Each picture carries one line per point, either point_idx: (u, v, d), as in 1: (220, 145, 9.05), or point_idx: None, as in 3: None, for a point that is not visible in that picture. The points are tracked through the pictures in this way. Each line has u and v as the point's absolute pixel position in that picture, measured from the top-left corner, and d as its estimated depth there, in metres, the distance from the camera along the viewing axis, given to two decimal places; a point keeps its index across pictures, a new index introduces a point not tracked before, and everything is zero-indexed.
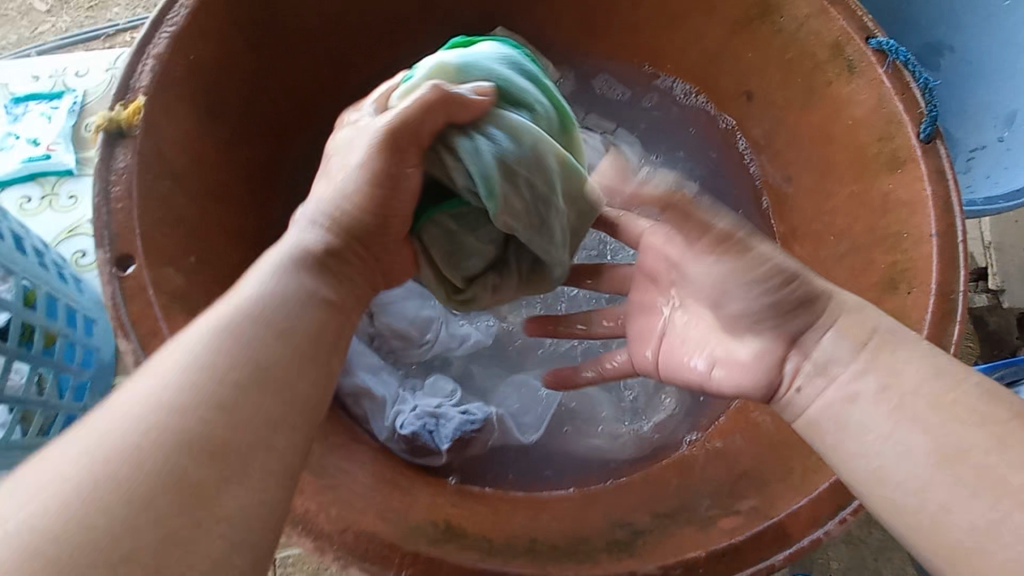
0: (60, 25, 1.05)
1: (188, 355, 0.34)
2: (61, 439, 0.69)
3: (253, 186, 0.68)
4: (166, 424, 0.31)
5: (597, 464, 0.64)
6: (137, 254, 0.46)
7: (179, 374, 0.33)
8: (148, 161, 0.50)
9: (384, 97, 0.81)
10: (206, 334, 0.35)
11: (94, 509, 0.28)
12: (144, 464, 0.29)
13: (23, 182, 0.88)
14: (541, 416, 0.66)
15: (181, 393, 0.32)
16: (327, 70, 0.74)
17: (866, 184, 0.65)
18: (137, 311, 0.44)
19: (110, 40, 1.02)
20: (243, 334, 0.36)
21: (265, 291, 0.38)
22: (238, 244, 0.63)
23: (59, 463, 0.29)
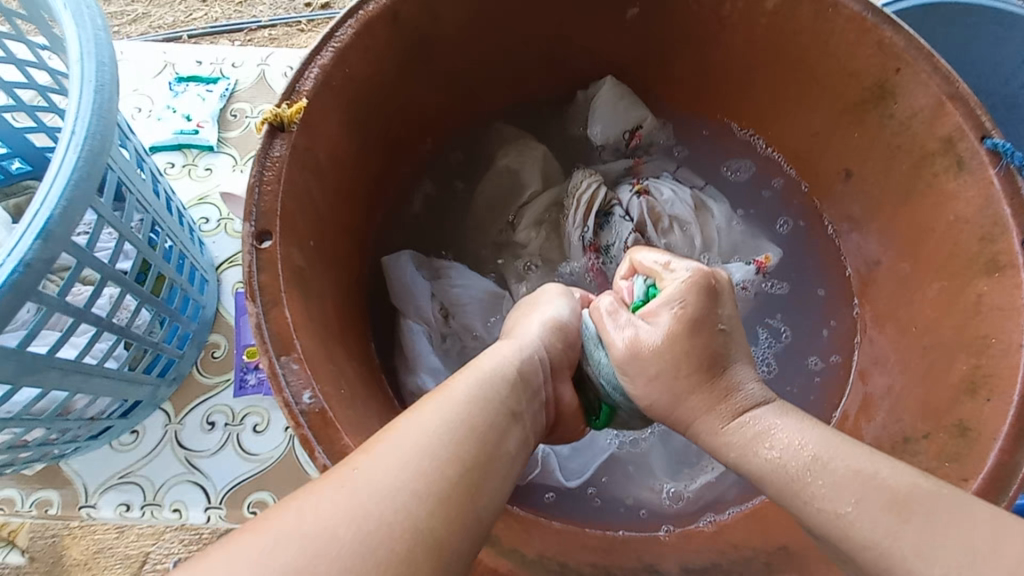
0: (212, 15, 1.19)
1: (438, 427, 0.39)
2: (158, 379, 0.77)
3: (369, 187, 0.75)
4: (425, 477, 0.36)
5: (635, 516, 0.65)
6: (274, 232, 0.53)
7: (392, 457, 0.37)
8: (297, 152, 0.58)
9: (497, 122, 0.88)
10: (433, 424, 0.40)
11: (348, 531, 0.32)
12: (403, 516, 0.34)
13: (171, 150, 1.01)
14: (586, 458, 0.69)
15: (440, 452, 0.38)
16: (450, 94, 0.81)
17: (959, 284, 0.64)
18: (266, 281, 0.51)
19: (249, 34, 1.16)
20: (470, 431, 0.40)
21: (482, 390, 0.44)
22: (348, 237, 0.70)
23: (333, 496, 0.34)
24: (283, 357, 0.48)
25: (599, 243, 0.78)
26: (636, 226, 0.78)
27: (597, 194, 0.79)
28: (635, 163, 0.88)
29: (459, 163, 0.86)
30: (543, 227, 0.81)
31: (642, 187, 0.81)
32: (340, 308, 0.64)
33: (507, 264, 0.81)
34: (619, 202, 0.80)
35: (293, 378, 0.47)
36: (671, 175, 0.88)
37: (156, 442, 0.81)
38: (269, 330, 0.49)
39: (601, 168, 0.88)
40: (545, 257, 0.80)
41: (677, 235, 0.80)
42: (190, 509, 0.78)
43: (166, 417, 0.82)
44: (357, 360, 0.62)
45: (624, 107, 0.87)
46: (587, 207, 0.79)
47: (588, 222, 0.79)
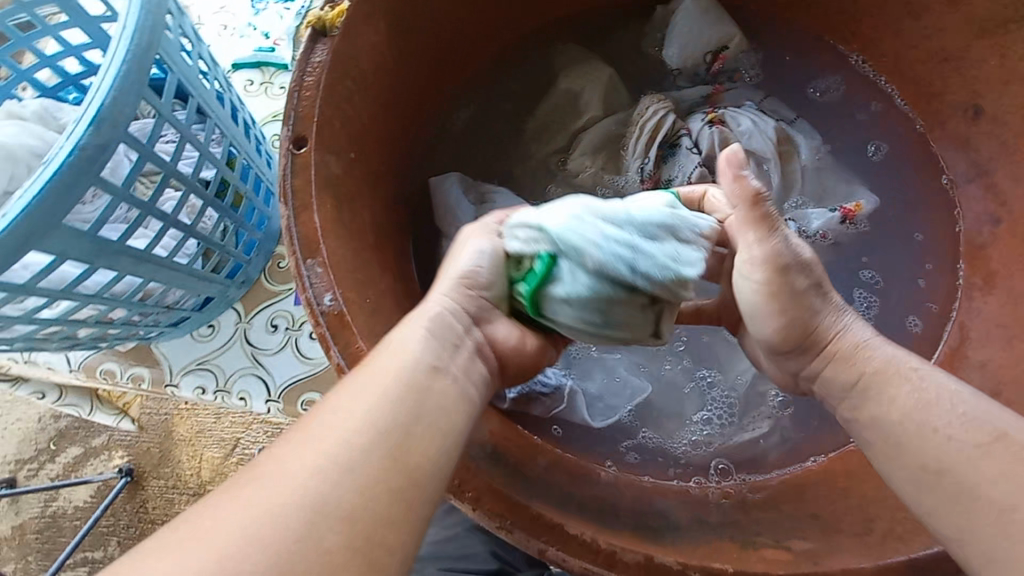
0: None
1: (350, 408, 0.39)
2: (227, 280, 0.83)
3: (420, 105, 0.74)
4: (339, 465, 0.36)
5: (664, 463, 0.63)
6: (309, 138, 0.54)
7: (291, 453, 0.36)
8: (337, 59, 0.58)
9: (561, 40, 0.82)
10: (340, 410, 0.39)
11: (270, 542, 0.32)
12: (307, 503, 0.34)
13: (250, 67, 1.05)
14: (619, 399, 0.66)
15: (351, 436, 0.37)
16: (510, 7, 0.76)
17: None
18: (299, 185, 0.52)
19: None
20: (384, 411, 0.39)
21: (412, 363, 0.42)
22: (393, 154, 0.70)
23: (253, 492, 0.34)
24: (308, 259, 0.50)
25: (659, 176, 0.72)
26: (704, 160, 0.70)
27: (664, 122, 0.72)
28: (714, 90, 0.78)
29: (518, 84, 0.82)
30: (598, 156, 0.75)
31: (717, 116, 0.72)
32: (379, 222, 0.65)
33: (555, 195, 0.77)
34: (687, 132, 0.72)
35: (317, 279, 0.49)
36: (755, 105, 0.76)
37: (227, 337, 0.90)
38: (298, 232, 0.51)
39: (673, 94, 0.77)
40: (598, 186, 0.75)
41: (752, 174, 0.70)
42: (254, 399, 0.87)
43: (237, 315, 0.91)
44: (391, 274, 0.63)
45: (707, 24, 0.76)
46: (651, 135, 0.72)
47: (650, 153, 0.72)
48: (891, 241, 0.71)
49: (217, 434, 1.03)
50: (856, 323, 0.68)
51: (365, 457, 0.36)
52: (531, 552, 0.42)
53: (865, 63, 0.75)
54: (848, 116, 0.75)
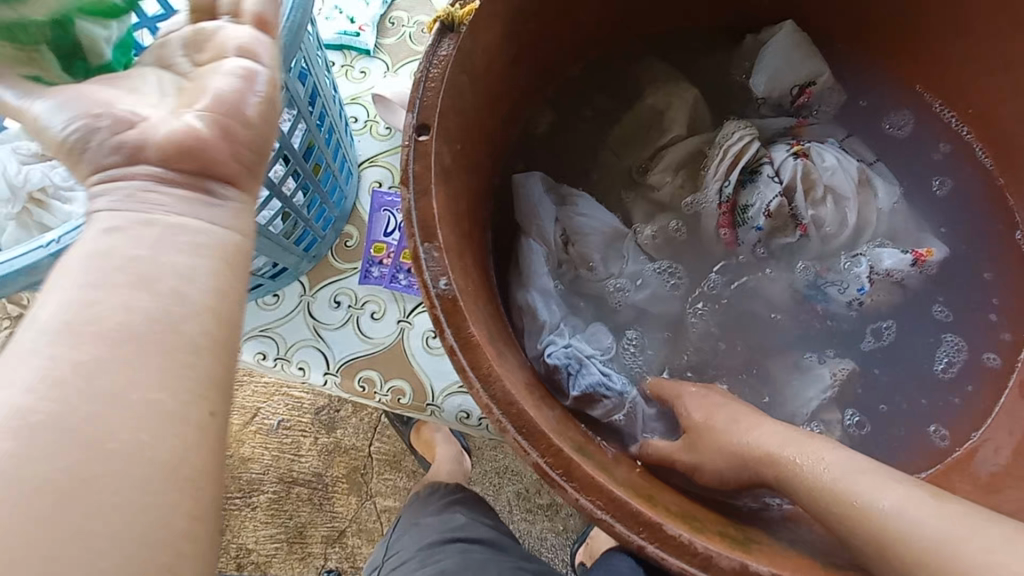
0: None
1: (142, 341, 0.35)
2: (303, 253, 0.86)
3: (515, 105, 0.76)
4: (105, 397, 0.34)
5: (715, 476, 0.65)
6: (432, 128, 0.56)
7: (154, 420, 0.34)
8: (461, 55, 0.60)
9: (652, 58, 0.83)
10: (195, 380, 0.36)
11: (20, 468, 0.31)
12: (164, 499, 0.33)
13: (332, 48, 1.08)
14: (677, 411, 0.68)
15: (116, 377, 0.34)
16: (611, 20, 0.78)
17: None
18: (419, 171, 0.54)
19: None
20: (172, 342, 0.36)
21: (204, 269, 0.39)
22: (487, 150, 0.72)
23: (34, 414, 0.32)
24: (425, 244, 0.52)
25: (737, 200, 0.72)
26: (784, 190, 0.70)
27: (746, 149, 0.72)
28: (798, 123, 0.79)
29: (604, 95, 0.83)
30: (678, 173, 0.76)
31: (802, 149, 0.72)
32: (472, 214, 0.67)
33: (630, 206, 0.78)
34: (770, 160, 0.72)
35: (433, 263, 0.51)
36: (837, 142, 0.77)
37: (291, 308, 0.92)
38: (417, 217, 0.53)
39: (757, 121, 0.78)
40: (676, 204, 0.76)
41: (829, 208, 0.71)
42: (312, 369, 0.89)
43: (301, 288, 0.93)
44: (481, 266, 0.65)
45: (799, 58, 0.78)
46: (733, 160, 0.73)
47: (730, 176, 0.72)
48: (958, 288, 0.73)
49: None
50: (941, 362, 0.71)
51: (187, 410, 0.35)
52: (629, 545, 0.44)
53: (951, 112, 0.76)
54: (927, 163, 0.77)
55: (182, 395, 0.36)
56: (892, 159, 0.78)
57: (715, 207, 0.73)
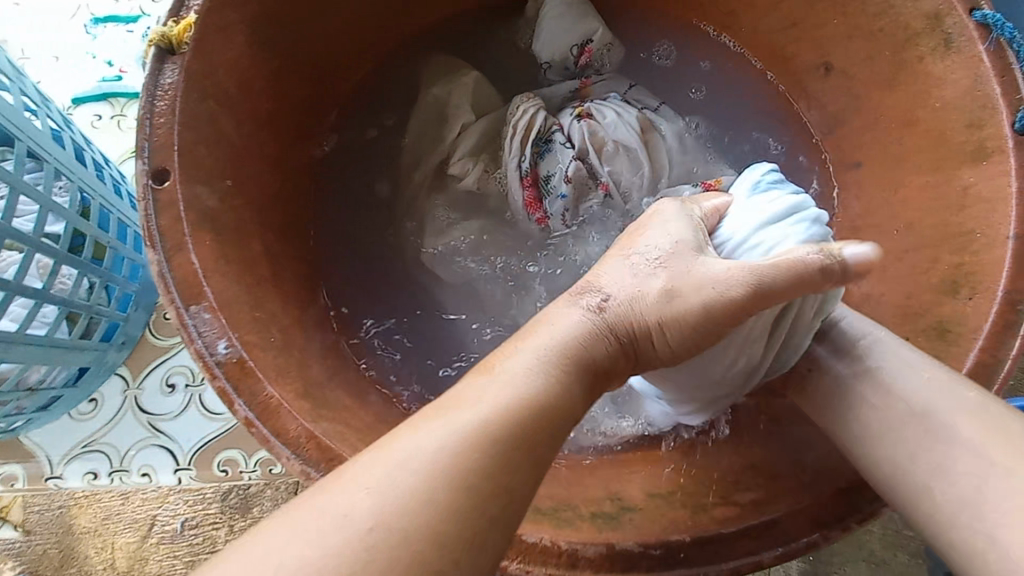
0: None
1: (474, 427, 0.33)
2: (102, 344, 0.73)
3: (299, 121, 0.68)
4: (446, 441, 0.32)
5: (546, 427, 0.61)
6: (172, 170, 0.48)
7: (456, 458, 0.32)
8: (193, 81, 0.52)
9: (431, 52, 0.78)
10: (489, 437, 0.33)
11: (393, 511, 0.30)
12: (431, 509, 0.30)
13: (95, 100, 0.93)
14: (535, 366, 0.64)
15: (462, 455, 0.32)
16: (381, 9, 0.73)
17: (942, 176, 0.58)
18: (167, 225, 0.46)
19: None
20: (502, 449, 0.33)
21: (555, 368, 0.39)
22: (279, 176, 0.64)
23: (377, 467, 0.32)
24: (192, 306, 0.44)
25: (538, 172, 0.68)
26: (577, 154, 0.68)
27: (534, 121, 0.69)
28: (583, 85, 0.77)
29: (386, 94, 0.76)
30: (477, 159, 0.71)
31: (585, 109, 0.71)
32: (276, 251, 0.59)
33: (432, 206, 0.71)
34: (560, 128, 0.69)
35: (205, 327, 0.44)
36: (620, 95, 0.75)
37: (115, 409, 0.79)
38: (174, 278, 0.45)
39: (542, 92, 0.76)
40: (481, 191, 0.70)
41: (624, 164, 0.68)
42: (159, 472, 0.77)
43: (123, 382, 0.80)
44: (296, 305, 0.57)
45: (573, 18, 0.75)
46: (523, 134, 0.69)
47: (525, 151, 0.69)
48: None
49: None
50: None
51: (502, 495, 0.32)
52: (491, 569, 0.40)
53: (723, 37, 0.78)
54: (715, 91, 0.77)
55: (514, 483, 0.33)
56: (678, 99, 0.77)
57: (518, 186, 0.68)
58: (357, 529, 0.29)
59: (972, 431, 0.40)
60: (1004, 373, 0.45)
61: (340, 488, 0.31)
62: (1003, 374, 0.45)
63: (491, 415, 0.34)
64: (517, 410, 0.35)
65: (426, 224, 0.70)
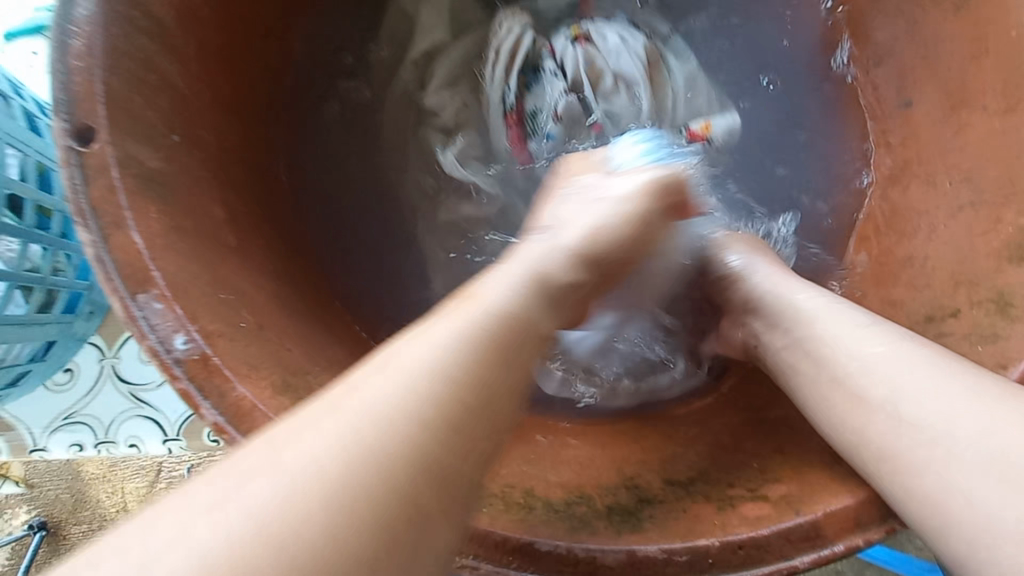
0: None
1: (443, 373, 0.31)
2: (65, 316, 0.66)
3: (260, 63, 0.57)
4: (367, 411, 0.28)
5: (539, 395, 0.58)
6: (100, 128, 0.40)
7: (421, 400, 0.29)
8: (116, 11, 0.42)
9: None
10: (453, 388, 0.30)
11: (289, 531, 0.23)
12: (391, 462, 0.26)
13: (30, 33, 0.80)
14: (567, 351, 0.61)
15: (416, 409, 0.28)
16: None
17: (1016, 120, 0.50)
18: (98, 196, 0.38)
19: None
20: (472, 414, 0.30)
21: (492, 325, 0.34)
22: (242, 126, 0.54)
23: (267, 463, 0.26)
24: (140, 296, 0.37)
25: (524, 104, 0.66)
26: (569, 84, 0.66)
27: (522, 41, 0.66)
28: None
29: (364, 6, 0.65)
30: (459, 88, 0.67)
31: (581, 31, 0.67)
32: (246, 216, 0.52)
33: (420, 137, 0.67)
34: (551, 53, 0.67)
35: (157, 319, 0.37)
36: (627, 18, 0.71)
37: (93, 379, 0.74)
38: (114, 262, 0.37)
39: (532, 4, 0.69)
40: (463, 124, 0.67)
41: (620, 99, 0.66)
42: (147, 443, 0.74)
43: (98, 351, 0.74)
44: (270, 278, 0.50)
45: None
46: (509, 59, 0.66)
47: (511, 79, 0.66)
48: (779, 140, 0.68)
49: None
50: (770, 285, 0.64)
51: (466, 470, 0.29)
52: None
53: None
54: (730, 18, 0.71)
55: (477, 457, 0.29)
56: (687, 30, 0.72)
57: (507, 117, 0.65)
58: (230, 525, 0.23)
59: (895, 363, 0.39)
60: None
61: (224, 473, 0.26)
62: None
63: (424, 372, 0.30)
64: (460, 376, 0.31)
65: (414, 161, 0.66)
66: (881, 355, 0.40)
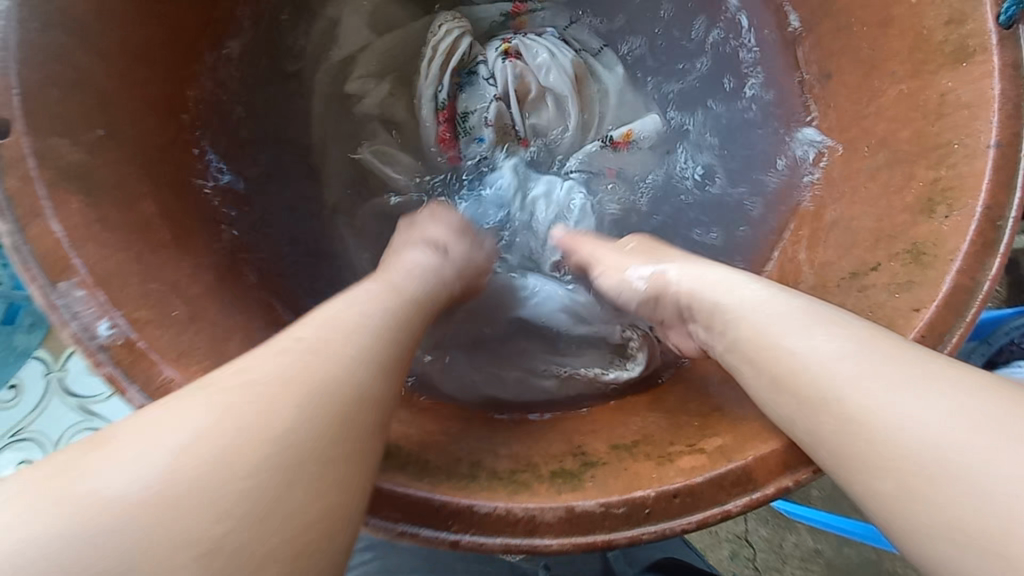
0: None
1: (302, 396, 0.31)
2: (5, 327, 0.65)
3: (188, 59, 0.56)
4: (234, 442, 0.28)
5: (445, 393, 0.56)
6: (16, 119, 0.39)
7: (271, 416, 0.30)
8: (30, 3, 0.41)
9: None
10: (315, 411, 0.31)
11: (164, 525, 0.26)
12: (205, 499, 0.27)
13: None
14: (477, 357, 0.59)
15: (270, 434, 0.29)
16: None
17: (920, 83, 0.53)
18: (13, 187, 0.38)
19: None
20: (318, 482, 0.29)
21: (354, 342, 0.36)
22: (174, 121, 0.54)
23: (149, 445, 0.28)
24: (61, 284, 0.37)
25: (456, 107, 0.66)
26: (499, 94, 0.66)
27: (456, 45, 0.66)
28: (516, 11, 0.72)
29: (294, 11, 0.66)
30: (385, 83, 0.67)
31: (512, 47, 0.67)
32: (180, 210, 0.51)
33: (344, 142, 0.67)
34: (485, 60, 0.67)
35: (81, 307, 0.36)
36: (558, 31, 0.72)
37: (40, 394, 0.72)
38: (32, 253, 0.37)
39: (470, 14, 0.71)
40: (385, 118, 0.67)
41: (548, 110, 0.68)
42: None
43: (43, 365, 0.72)
44: (208, 270, 0.50)
45: None
46: (444, 58, 0.66)
47: (443, 79, 0.66)
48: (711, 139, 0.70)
49: None
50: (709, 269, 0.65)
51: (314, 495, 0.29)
52: (442, 544, 0.37)
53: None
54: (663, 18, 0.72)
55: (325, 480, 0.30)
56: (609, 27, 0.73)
57: (433, 120, 0.66)
58: (125, 496, 0.26)
59: (843, 363, 0.35)
60: (981, 296, 0.42)
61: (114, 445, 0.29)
62: (980, 297, 0.42)
63: (285, 389, 0.31)
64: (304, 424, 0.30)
65: (336, 142, 0.67)
66: (840, 362, 0.36)
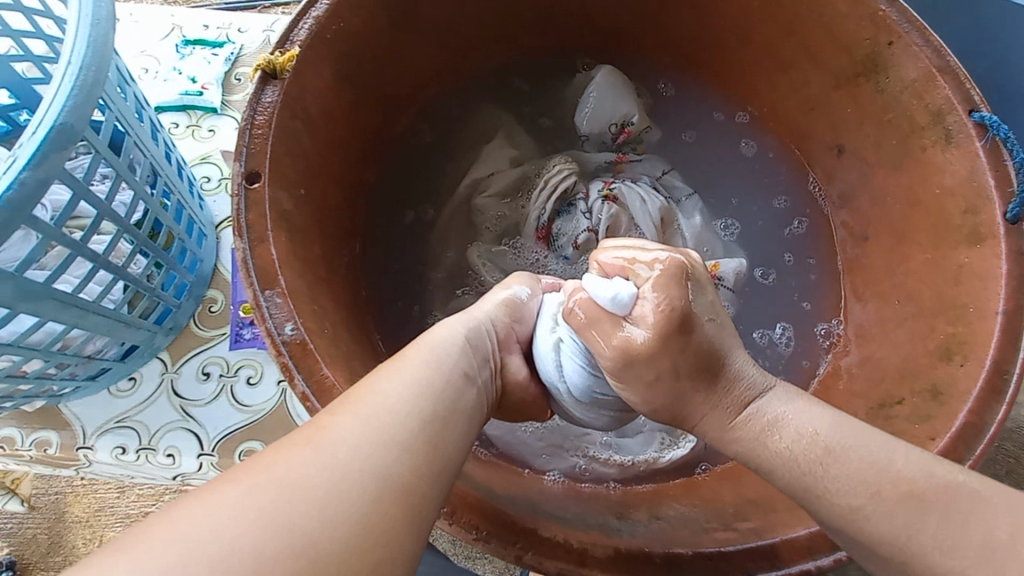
0: None
1: (387, 444, 0.37)
2: (154, 326, 0.78)
3: (362, 151, 0.75)
4: (348, 464, 0.35)
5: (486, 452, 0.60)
6: (262, 174, 0.55)
7: (372, 440, 0.37)
8: (285, 102, 0.59)
9: (483, 107, 0.87)
10: (379, 459, 0.36)
11: (275, 541, 0.31)
12: (322, 525, 0.32)
13: (175, 110, 1.03)
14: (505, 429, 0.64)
15: (367, 469, 0.35)
16: (431, 59, 0.78)
17: (941, 254, 0.64)
18: (253, 218, 0.53)
19: (272, 8, 1.17)
20: (417, 487, 0.36)
21: (430, 378, 0.44)
22: (341, 190, 0.71)
23: (262, 485, 0.33)
24: (267, 290, 0.50)
25: (550, 228, 0.80)
26: (590, 225, 0.78)
27: (566, 182, 0.81)
28: (618, 159, 0.86)
29: (443, 136, 0.85)
30: (502, 200, 0.83)
31: (612, 191, 0.80)
32: (331, 257, 0.66)
33: (455, 234, 0.82)
34: (584, 197, 0.81)
35: (276, 309, 0.49)
36: (650, 181, 0.85)
37: (152, 389, 0.83)
38: (255, 264, 0.51)
39: (579, 158, 0.87)
40: (501, 229, 0.82)
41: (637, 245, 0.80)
42: (184, 455, 0.81)
43: (163, 365, 0.84)
44: (344, 307, 0.63)
45: (612, 98, 0.85)
46: (552, 191, 0.81)
47: (548, 205, 0.80)
48: (759, 283, 0.81)
49: (122, 511, 0.95)
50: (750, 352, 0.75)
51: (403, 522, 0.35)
52: (507, 559, 0.43)
53: (745, 127, 0.85)
54: (738, 182, 0.86)
55: (415, 515, 0.35)
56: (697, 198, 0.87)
57: (533, 233, 0.80)
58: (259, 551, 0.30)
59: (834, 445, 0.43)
60: (988, 435, 0.50)
61: (213, 513, 0.31)
62: (987, 436, 0.50)
63: (388, 428, 0.38)
64: (400, 454, 0.37)
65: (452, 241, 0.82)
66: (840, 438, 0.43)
